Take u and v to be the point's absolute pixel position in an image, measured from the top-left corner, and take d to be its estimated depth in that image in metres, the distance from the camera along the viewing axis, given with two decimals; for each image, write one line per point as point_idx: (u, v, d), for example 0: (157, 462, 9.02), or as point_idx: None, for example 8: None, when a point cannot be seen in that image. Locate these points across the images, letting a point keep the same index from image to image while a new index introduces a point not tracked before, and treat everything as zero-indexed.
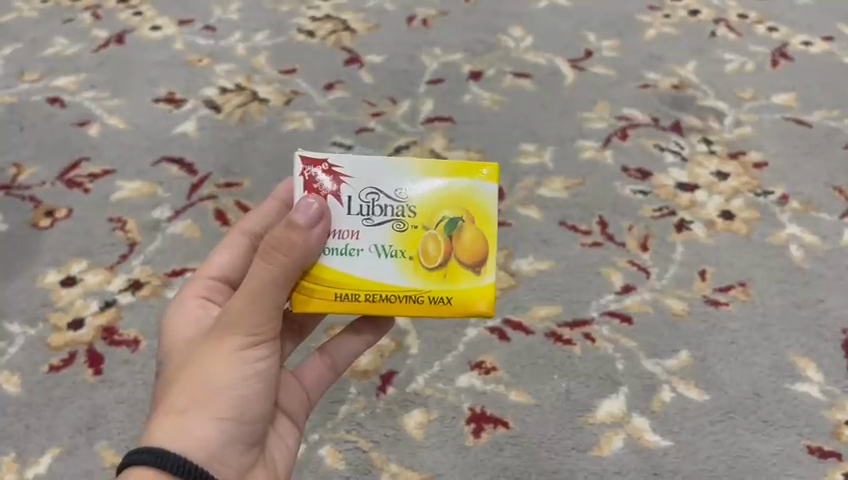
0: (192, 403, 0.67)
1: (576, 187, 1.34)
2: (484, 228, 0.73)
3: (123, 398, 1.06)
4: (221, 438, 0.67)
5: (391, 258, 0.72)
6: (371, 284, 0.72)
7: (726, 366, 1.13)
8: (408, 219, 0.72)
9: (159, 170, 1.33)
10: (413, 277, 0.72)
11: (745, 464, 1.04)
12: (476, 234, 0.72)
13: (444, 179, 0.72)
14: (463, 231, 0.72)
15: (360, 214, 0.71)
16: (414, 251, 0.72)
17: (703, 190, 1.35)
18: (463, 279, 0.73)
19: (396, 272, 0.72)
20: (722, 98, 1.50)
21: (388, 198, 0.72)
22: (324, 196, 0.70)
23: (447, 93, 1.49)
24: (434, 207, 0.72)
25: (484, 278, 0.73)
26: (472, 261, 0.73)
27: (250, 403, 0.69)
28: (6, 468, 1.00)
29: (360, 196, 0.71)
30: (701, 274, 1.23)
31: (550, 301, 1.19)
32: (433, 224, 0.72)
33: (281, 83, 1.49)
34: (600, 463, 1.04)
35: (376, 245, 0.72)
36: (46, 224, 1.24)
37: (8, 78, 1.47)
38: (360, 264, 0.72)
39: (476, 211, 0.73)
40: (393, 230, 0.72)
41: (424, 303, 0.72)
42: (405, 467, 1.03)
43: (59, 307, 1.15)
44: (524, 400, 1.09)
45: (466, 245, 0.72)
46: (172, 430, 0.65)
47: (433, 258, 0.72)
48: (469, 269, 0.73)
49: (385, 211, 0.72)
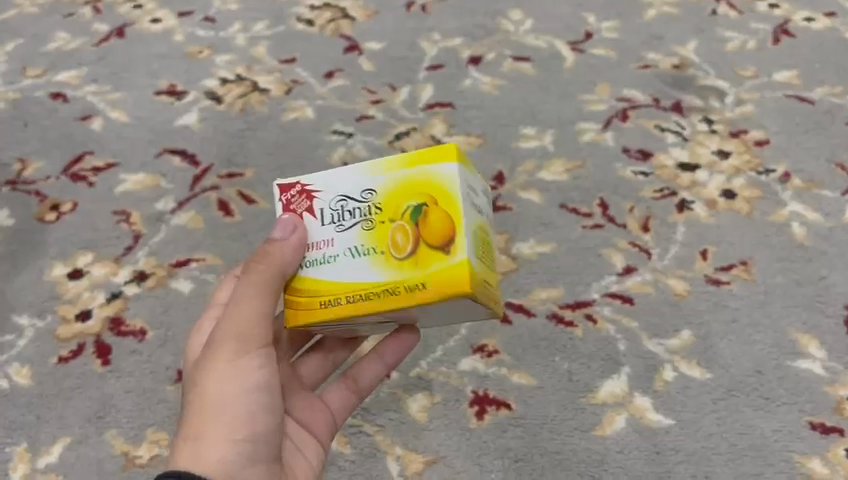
0: (206, 426, 0.72)
1: (577, 170, 1.34)
2: (449, 209, 0.71)
3: (131, 388, 1.08)
4: (239, 456, 0.72)
5: (365, 257, 0.73)
6: (348, 285, 0.72)
7: (728, 344, 1.13)
8: (376, 216, 0.74)
9: (162, 162, 1.34)
10: (387, 271, 0.72)
11: (748, 441, 1.05)
12: (441, 214, 0.71)
13: (404, 172, 0.74)
14: (427, 214, 0.72)
15: (332, 223, 0.75)
16: (385, 246, 0.73)
17: (704, 169, 1.35)
18: (434, 262, 0.70)
19: (370, 269, 0.72)
20: (723, 77, 1.49)
21: (356, 201, 0.75)
22: (300, 214, 0.76)
23: (447, 78, 1.49)
24: (399, 200, 0.73)
25: (454, 257, 0.69)
26: (441, 241, 0.70)
27: (260, 416, 0.74)
28: (20, 458, 1.03)
29: (330, 205, 0.75)
30: (703, 253, 1.23)
31: (552, 284, 1.19)
32: (399, 215, 0.73)
33: (281, 73, 1.49)
34: (602, 442, 1.05)
35: (350, 248, 0.74)
36: (52, 218, 1.26)
37: (11, 74, 1.48)
38: (337, 268, 0.73)
39: (440, 194, 0.72)
40: (364, 230, 0.74)
41: (400, 294, 0.70)
42: (409, 450, 1.04)
43: (66, 299, 1.17)
44: (526, 382, 1.09)
45: (433, 227, 0.71)
46: (192, 454, 0.71)
47: (402, 248, 0.72)
48: (439, 250, 0.70)
49: (354, 214, 0.74)
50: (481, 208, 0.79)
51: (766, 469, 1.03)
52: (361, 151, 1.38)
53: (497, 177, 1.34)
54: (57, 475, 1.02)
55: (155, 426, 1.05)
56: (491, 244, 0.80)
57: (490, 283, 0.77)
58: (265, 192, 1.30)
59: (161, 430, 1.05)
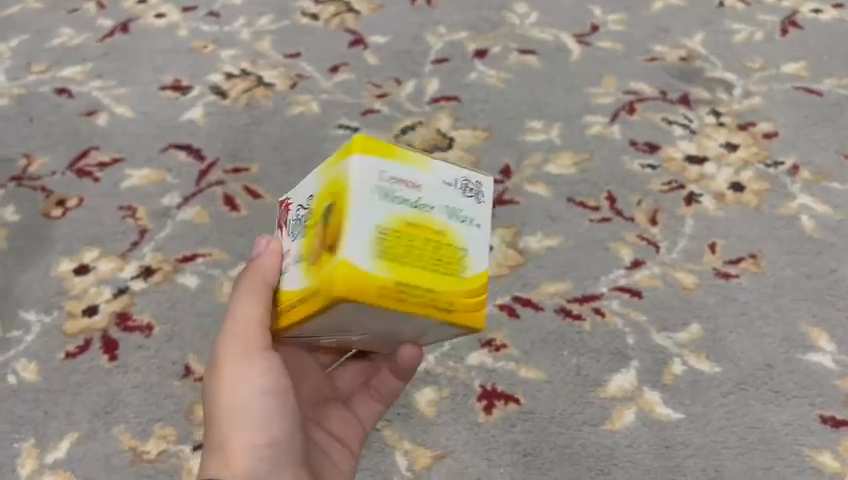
0: (226, 439, 0.73)
1: (584, 163, 1.33)
2: (339, 204, 0.65)
3: (138, 383, 1.08)
4: (264, 461, 0.73)
5: (296, 262, 0.70)
6: (285, 293, 0.71)
7: (737, 337, 1.12)
8: (306, 218, 0.71)
9: (167, 157, 1.34)
10: (302, 276, 0.68)
11: (758, 435, 1.04)
12: (335, 211, 0.65)
13: (327, 169, 0.70)
14: (331, 215, 0.66)
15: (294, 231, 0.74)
16: (305, 249, 0.69)
17: (712, 162, 1.34)
18: (323, 264, 0.65)
19: (296, 275, 0.70)
20: (731, 69, 1.48)
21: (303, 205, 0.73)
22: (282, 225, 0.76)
23: (452, 72, 1.48)
24: (319, 199, 0.69)
25: (333, 257, 0.63)
26: (331, 241, 0.64)
27: (274, 421, 0.73)
28: (28, 454, 1.03)
29: (291, 212, 0.74)
30: (711, 247, 1.22)
31: (560, 277, 1.19)
32: (316, 216, 0.68)
33: (286, 67, 1.49)
34: (611, 437, 1.04)
35: (291, 254, 0.72)
36: (58, 214, 1.25)
37: (16, 70, 1.48)
38: (285, 274, 0.72)
39: (340, 190, 0.66)
40: (299, 234, 0.71)
41: (304, 300, 0.66)
42: (418, 445, 1.04)
43: (73, 294, 1.16)
44: (535, 377, 1.09)
45: (330, 226, 0.65)
46: (217, 469, 0.73)
47: (312, 249, 0.67)
48: (328, 251, 0.65)
49: (297, 219, 0.72)
50: (439, 198, 0.67)
51: (777, 463, 1.02)
52: None
53: (504, 171, 1.33)
54: (65, 470, 1.01)
55: (163, 422, 1.05)
56: (459, 241, 0.67)
57: (434, 288, 0.65)
58: (271, 187, 1.30)
59: (169, 426, 1.05)
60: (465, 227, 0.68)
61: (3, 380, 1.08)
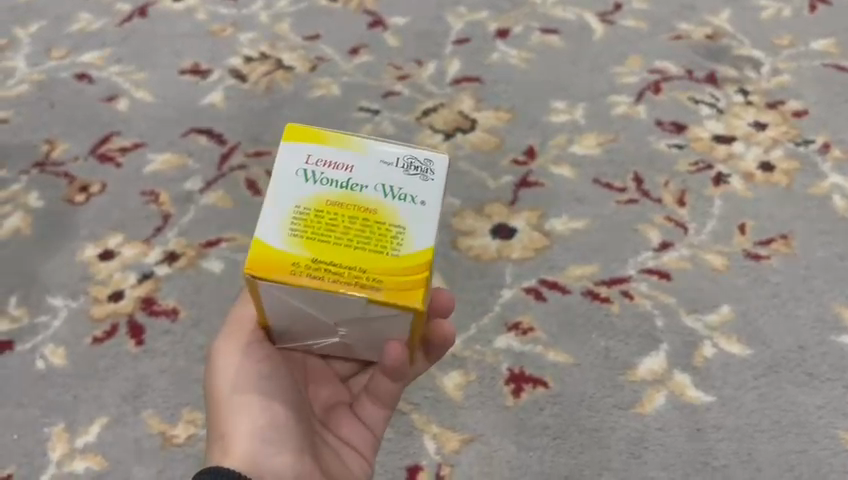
0: (229, 429, 0.71)
1: (610, 143, 1.31)
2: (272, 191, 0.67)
3: (166, 368, 1.08)
4: (263, 443, 0.70)
5: None
6: None
7: (768, 319, 1.11)
8: None
9: (188, 141, 1.33)
10: None
11: (790, 417, 1.03)
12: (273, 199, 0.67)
13: None
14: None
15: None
16: None
17: (740, 141, 1.32)
18: None
19: None
20: (758, 46, 1.45)
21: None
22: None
23: (474, 52, 1.46)
24: None
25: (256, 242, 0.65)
26: None
27: (274, 404, 0.72)
28: (59, 438, 1.03)
29: None
30: (741, 227, 1.20)
31: (588, 260, 1.17)
32: None
33: (305, 49, 1.47)
34: (641, 420, 1.03)
35: None
36: (81, 199, 1.25)
37: (36, 55, 1.47)
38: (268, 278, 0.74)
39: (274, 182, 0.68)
40: None
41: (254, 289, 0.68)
42: (446, 428, 1.03)
43: (99, 280, 1.16)
44: (563, 360, 1.08)
45: None
46: (221, 457, 0.70)
47: None
48: None
49: None
50: (371, 177, 0.67)
51: (810, 446, 1.01)
52: (389, 128, 1.36)
53: (527, 152, 1.31)
54: (96, 454, 1.02)
55: (192, 406, 1.05)
56: (390, 220, 0.65)
57: (357, 265, 0.63)
58: None
59: (198, 410, 1.05)
60: (398, 207, 0.66)
61: (33, 365, 1.08)
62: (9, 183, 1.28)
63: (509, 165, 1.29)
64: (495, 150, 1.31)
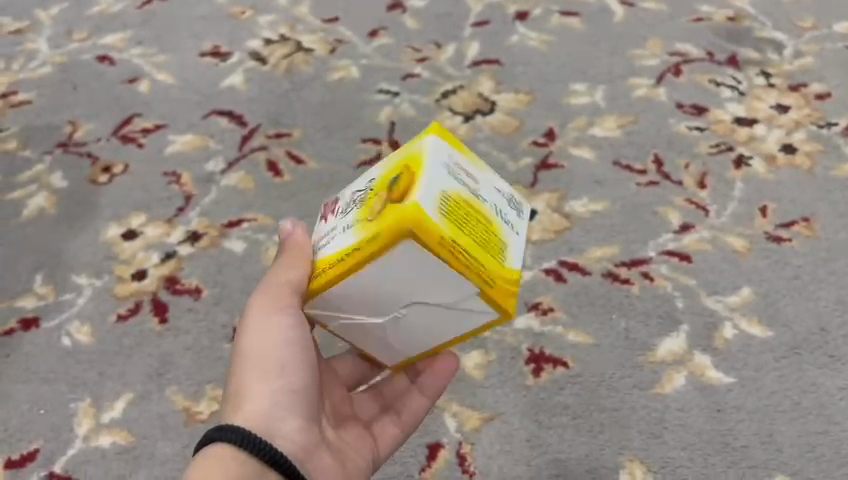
0: (246, 387, 0.71)
1: (630, 125, 1.31)
2: (416, 167, 0.65)
3: (189, 345, 1.09)
4: (278, 407, 0.70)
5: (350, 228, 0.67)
6: (331, 256, 0.67)
7: (790, 302, 1.10)
8: (367, 196, 0.68)
9: (209, 123, 1.34)
10: (358, 232, 0.65)
11: (812, 399, 1.02)
12: (410, 173, 0.65)
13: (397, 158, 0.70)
14: (400, 179, 0.65)
15: (341, 212, 0.71)
16: (364, 213, 0.66)
17: (762, 124, 1.31)
18: (390, 210, 0.63)
19: (350, 232, 0.66)
20: (781, 29, 1.45)
21: (360, 190, 0.70)
22: (327, 216, 0.73)
23: (493, 35, 1.47)
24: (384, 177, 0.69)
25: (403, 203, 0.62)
26: (400, 194, 0.64)
27: (295, 369, 0.71)
28: (84, 413, 1.03)
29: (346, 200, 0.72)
30: (762, 210, 1.19)
31: (608, 242, 1.17)
32: (381, 187, 0.66)
33: (324, 32, 1.48)
34: (662, 400, 1.03)
35: (345, 226, 0.68)
36: (105, 180, 1.26)
37: (58, 38, 1.48)
38: (337, 241, 0.67)
39: (414, 163, 0.66)
40: (356, 212, 0.68)
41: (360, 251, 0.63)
42: (466, 407, 1.03)
43: (122, 259, 1.17)
44: (583, 341, 1.08)
45: (401, 186, 0.64)
46: (234, 413, 0.70)
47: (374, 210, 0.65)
48: (394, 202, 0.63)
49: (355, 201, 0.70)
50: (490, 196, 0.70)
51: (831, 427, 1.00)
52: (408, 110, 1.35)
53: (547, 134, 1.31)
54: (121, 429, 1.02)
55: (214, 383, 1.05)
56: (504, 238, 0.68)
57: (483, 256, 0.64)
58: (314, 152, 1.30)
59: (220, 387, 1.05)
60: (507, 227, 0.69)
61: (58, 342, 1.09)
62: (32, 163, 1.29)
63: (529, 147, 1.29)
64: (514, 132, 1.31)
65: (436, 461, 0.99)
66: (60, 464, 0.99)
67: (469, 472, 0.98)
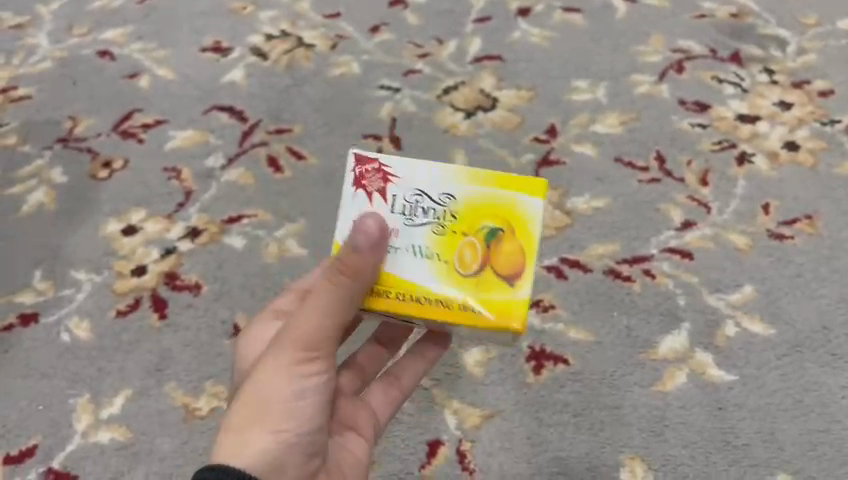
0: (251, 422, 0.69)
1: (632, 122, 1.30)
2: (525, 242, 0.72)
3: (189, 341, 1.08)
4: (280, 449, 0.69)
5: (427, 260, 0.72)
6: (405, 283, 0.72)
7: (792, 299, 1.10)
8: (448, 224, 0.72)
9: (210, 118, 1.33)
10: (446, 282, 0.72)
11: (814, 397, 1.02)
12: (516, 246, 0.72)
13: (485, 188, 0.73)
14: (501, 240, 0.72)
15: (402, 214, 0.72)
16: (450, 257, 0.72)
17: (764, 121, 1.30)
18: (496, 290, 0.71)
19: (433, 275, 0.72)
20: (785, 26, 1.43)
21: (432, 201, 0.73)
22: (370, 193, 0.72)
23: (495, 30, 1.46)
24: (474, 215, 0.72)
25: (516, 292, 0.71)
26: (507, 273, 0.72)
27: (306, 413, 0.70)
28: (84, 409, 1.03)
29: (405, 196, 0.72)
30: (764, 207, 1.19)
31: (610, 239, 1.17)
32: (473, 233, 0.72)
33: (325, 28, 1.47)
34: (663, 398, 1.02)
35: (413, 245, 0.72)
36: (105, 176, 1.26)
37: (57, 33, 1.48)
38: (413, 266, 0.72)
39: (521, 228, 0.72)
40: (432, 232, 0.72)
41: (454, 310, 0.71)
42: (467, 404, 1.02)
43: (122, 255, 1.17)
44: (584, 339, 1.07)
45: (503, 256, 0.72)
46: (230, 445, 0.69)
47: (467, 264, 0.72)
48: (504, 281, 0.71)
49: (426, 213, 0.72)
50: None
51: (833, 425, 1.00)
52: (409, 106, 1.34)
53: (549, 130, 1.30)
54: (121, 425, 1.01)
55: (214, 379, 1.05)
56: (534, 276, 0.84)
57: None
58: (314, 148, 1.29)
59: (219, 383, 1.05)
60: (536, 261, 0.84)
61: (58, 338, 1.09)
62: (32, 158, 1.28)
63: (530, 143, 1.28)
64: (515, 128, 1.31)
65: (436, 458, 0.99)
66: (57, 460, 0.99)
67: (468, 470, 0.98)
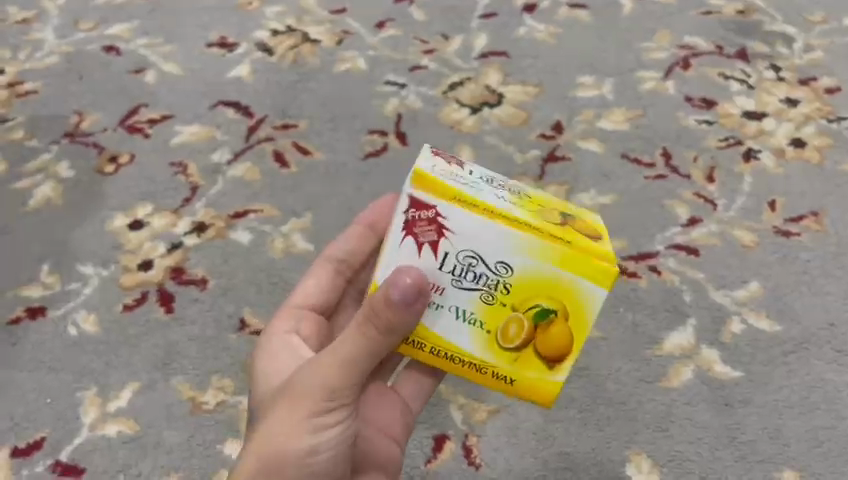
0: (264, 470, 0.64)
1: (638, 119, 1.30)
2: (576, 329, 0.62)
3: (195, 336, 1.09)
4: None
5: (469, 325, 0.63)
6: (442, 341, 0.64)
7: (798, 296, 1.10)
8: (499, 294, 0.62)
9: (216, 113, 1.33)
10: (483, 349, 0.64)
11: (820, 394, 1.02)
12: (565, 333, 0.62)
13: (548, 263, 0.60)
14: (551, 324, 0.62)
15: (451, 272, 0.61)
16: (493, 326, 0.63)
17: (771, 117, 1.30)
18: (533, 369, 0.64)
19: (470, 340, 0.63)
20: (791, 22, 1.45)
21: (486, 266, 0.60)
22: (419, 243, 0.61)
23: (500, 27, 1.46)
24: (529, 288, 0.61)
25: (552, 374, 0.64)
26: (548, 355, 0.63)
27: (322, 465, 0.64)
28: (91, 403, 1.03)
29: (457, 256, 0.60)
30: (771, 204, 1.19)
31: (615, 235, 1.17)
32: (523, 309, 0.62)
33: (331, 24, 1.48)
34: (669, 394, 1.02)
35: (457, 307, 0.63)
36: (111, 170, 1.26)
37: (64, 28, 1.48)
38: (452, 327, 0.63)
39: (576, 312, 0.61)
40: (480, 299, 0.62)
41: (485, 375, 0.65)
42: (473, 399, 1.02)
43: (129, 249, 1.17)
44: (590, 334, 1.07)
45: (548, 341, 0.62)
46: None
47: (510, 339, 0.63)
48: (542, 361, 0.63)
49: (477, 279, 0.61)
50: None
51: (839, 422, 1.00)
52: (415, 101, 1.34)
53: (555, 126, 1.30)
54: (128, 419, 1.02)
55: (220, 373, 1.05)
56: None
57: None
58: (320, 143, 1.29)
59: (226, 377, 1.05)
60: None
61: (65, 332, 1.09)
62: (39, 152, 1.29)
63: (536, 139, 1.28)
64: (522, 124, 1.31)
65: (442, 453, 0.99)
66: (66, 453, 0.99)
67: (475, 464, 0.98)
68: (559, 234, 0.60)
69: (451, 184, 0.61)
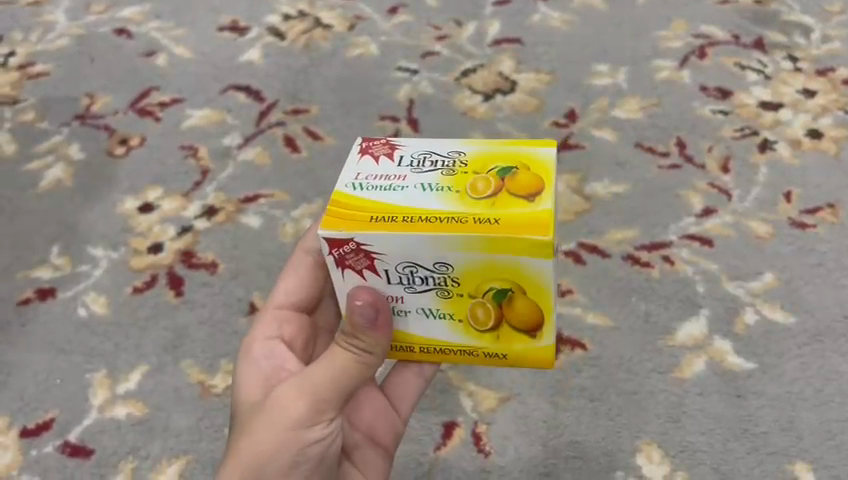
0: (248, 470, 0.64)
1: (652, 108, 1.29)
2: (539, 299, 0.62)
3: (205, 319, 1.08)
4: None
5: (440, 319, 0.65)
6: (423, 339, 0.67)
7: (813, 288, 1.08)
8: (453, 288, 0.62)
9: (227, 97, 1.33)
10: (465, 335, 0.66)
11: (834, 387, 1.01)
12: (532, 306, 0.62)
13: (483, 254, 0.58)
14: (513, 300, 0.62)
15: (401, 283, 0.62)
16: (463, 315, 0.64)
17: (787, 108, 1.28)
18: (517, 342, 0.66)
19: (448, 331, 0.66)
20: (809, 13, 1.42)
21: (427, 269, 0.60)
22: (359, 271, 0.62)
23: (513, 14, 1.45)
24: (478, 279, 0.61)
25: (539, 341, 0.65)
26: (527, 327, 0.64)
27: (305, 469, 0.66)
28: (100, 385, 1.03)
29: (396, 269, 0.61)
30: (786, 195, 1.17)
31: (628, 224, 1.15)
32: (479, 294, 0.62)
33: (344, 9, 1.47)
34: (681, 385, 1.01)
35: (423, 308, 0.64)
36: (121, 153, 1.26)
37: (76, 11, 1.48)
38: (427, 324, 0.66)
39: (530, 284, 0.61)
40: (438, 296, 0.63)
41: (477, 356, 0.67)
42: (482, 387, 1.02)
43: (139, 232, 1.17)
44: (601, 323, 1.07)
45: (519, 315, 0.63)
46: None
47: (484, 322, 0.64)
48: (524, 333, 0.65)
49: (426, 281, 0.62)
50: None
51: None
52: (427, 88, 1.33)
53: (568, 114, 1.29)
54: (136, 400, 1.01)
55: (229, 357, 1.05)
56: None
57: None
58: (331, 129, 1.28)
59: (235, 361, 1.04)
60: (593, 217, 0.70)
61: (75, 313, 1.09)
62: (49, 134, 1.28)
63: (549, 127, 1.27)
64: (534, 112, 1.29)
65: (451, 440, 0.98)
66: (75, 434, 0.99)
67: (484, 452, 0.97)
68: (486, 215, 0.58)
69: (368, 203, 0.60)
